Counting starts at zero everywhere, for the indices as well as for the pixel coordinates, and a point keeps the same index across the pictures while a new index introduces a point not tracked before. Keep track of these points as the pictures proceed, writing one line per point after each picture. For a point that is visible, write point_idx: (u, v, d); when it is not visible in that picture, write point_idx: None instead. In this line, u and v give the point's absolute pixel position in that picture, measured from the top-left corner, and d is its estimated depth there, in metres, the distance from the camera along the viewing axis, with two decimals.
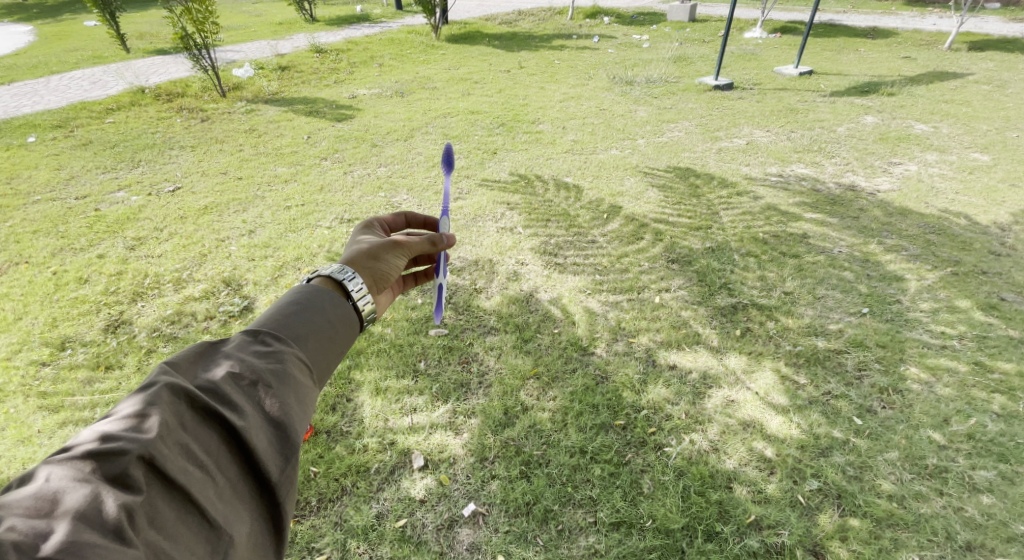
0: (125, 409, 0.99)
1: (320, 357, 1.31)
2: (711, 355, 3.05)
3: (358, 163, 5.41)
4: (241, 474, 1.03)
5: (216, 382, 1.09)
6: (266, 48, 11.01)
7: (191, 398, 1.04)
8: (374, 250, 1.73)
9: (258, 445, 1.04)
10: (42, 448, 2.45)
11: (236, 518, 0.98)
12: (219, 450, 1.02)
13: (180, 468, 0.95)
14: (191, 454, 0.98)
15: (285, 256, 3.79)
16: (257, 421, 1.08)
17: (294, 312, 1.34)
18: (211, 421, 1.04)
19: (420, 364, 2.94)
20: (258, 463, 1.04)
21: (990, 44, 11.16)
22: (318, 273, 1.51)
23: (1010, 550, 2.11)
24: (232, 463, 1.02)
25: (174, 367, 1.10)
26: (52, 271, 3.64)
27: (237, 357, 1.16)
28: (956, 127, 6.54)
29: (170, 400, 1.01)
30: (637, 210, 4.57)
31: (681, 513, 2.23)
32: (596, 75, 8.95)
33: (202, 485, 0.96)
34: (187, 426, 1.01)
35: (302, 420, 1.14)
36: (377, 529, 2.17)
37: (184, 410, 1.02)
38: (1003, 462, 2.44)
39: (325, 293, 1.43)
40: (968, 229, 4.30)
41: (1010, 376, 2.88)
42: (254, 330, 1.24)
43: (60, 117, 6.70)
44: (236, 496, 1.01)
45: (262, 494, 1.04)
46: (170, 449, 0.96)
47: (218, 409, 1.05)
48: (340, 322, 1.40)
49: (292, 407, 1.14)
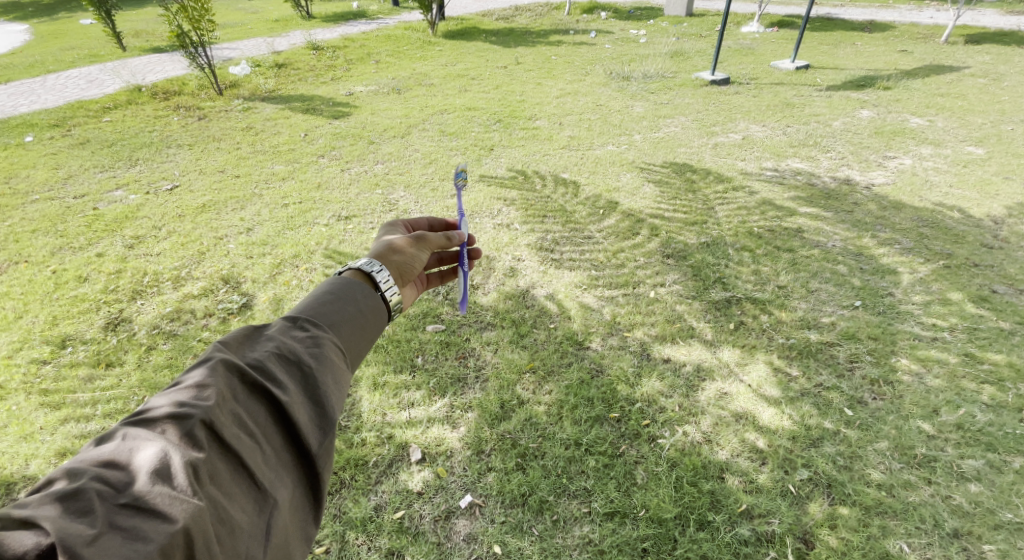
0: (184, 382, 1.03)
1: (353, 343, 1.33)
2: (705, 348, 3.09)
3: (356, 160, 5.43)
4: (284, 444, 1.05)
5: (263, 360, 1.12)
6: (262, 45, 11.01)
7: (242, 373, 1.07)
8: (397, 245, 1.77)
9: (301, 418, 1.07)
10: (44, 444, 2.48)
11: (281, 484, 1.01)
12: (267, 422, 1.04)
13: (233, 434, 0.98)
14: (242, 422, 1.01)
15: (283, 253, 3.82)
16: (300, 396, 1.10)
17: (329, 301, 1.36)
18: (260, 394, 1.06)
19: (417, 359, 2.98)
20: (300, 435, 1.06)
21: (987, 37, 11.18)
22: (349, 267, 1.53)
23: (995, 537, 2.16)
24: (278, 433, 1.05)
25: (224, 345, 1.13)
26: (51, 270, 3.67)
27: (280, 339, 1.19)
28: (951, 120, 6.58)
29: (224, 374, 1.05)
30: (634, 205, 4.60)
31: (674, 503, 2.27)
32: (593, 70, 8.95)
33: (252, 450, 0.99)
34: (239, 397, 1.04)
35: (339, 399, 1.16)
36: (375, 520, 2.21)
37: (236, 383, 1.05)
38: (991, 451, 2.49)
39: (355, 284, 1.45)
40: (962, 222, 4.34)
41: (1001, 367, 2.93)
42: (293, 316, 1.27)
43: (57, 116, 6.72)
44: (282, 464, 1.03)
45: (303, 465, 1.06)
46: (225, 416, 0.99)
47: (265, 383, 1.07)
48: (371, 312, 1.42)
49: (331, 385, 1.16)
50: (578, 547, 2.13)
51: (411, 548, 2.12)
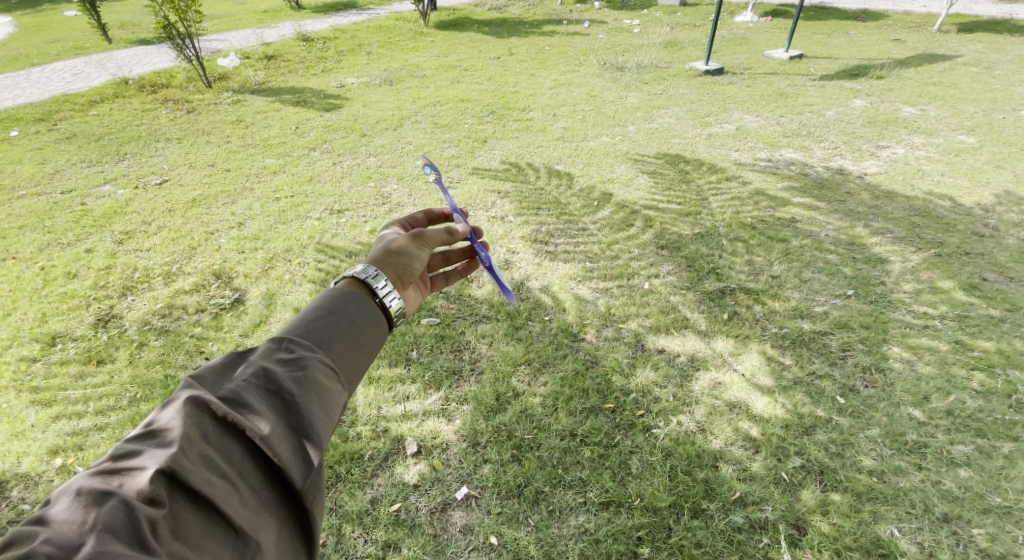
0: (153, 425, 1.02)
1: (347, 360, 1.32)
2: (699, 339, 3.10)
3: (348, 153, 5.39)
4: (265, 482, 1.03)
5: (239, 390, 1.10)
6: (251, 37, 10.85)
7: (213, 409, 1.04)
8: (395, 246, 1.78)
9: (281, 452, 1.04)
10: (36, 442, 2.46)
11: (263, 526, 0.99)
12: (242, 460, 1.02)
13: (203, 479, 0.96)
14: (213, 465, 0.98)
15: (275, 247, 3.80)
16: (281, 427, 1.08)
17: (322, 317, 1.36)
18: (234, 430, 1.04)
19: (412, 352, 2.97)
20: (282, 471, 1.03)
21: (979, 26, 11.20)
22: (346, 276, 1.55)
23: (984, 521, 2.20)
24: (256, 471, 1.02)
25: (200, 378, 1.11)
26: (40, 267, 3.63)
27: (261, 363, 1.17)
28: (943, 109, 6.59)
29: (193, 413, 1.03)
30: (628, 197, 4.59)
31: (669, 492, 2.29)
32: (587, 61, 8.88)
33: (227, 494, 0.96)
34: (210, 437, 1.01)
35: (326, 425, 1.13)
36: (371, 513, 2.22)
37: (207, 421, 1.03)
38: (981, 437, 2.51)
39: (351, 297, 1.46)
40: (953, 211, 4.36)
41: (990, 354, 2.96)
42: (279, 336, 1.26)
43: (42, 110, 6.61)
44: (261, 505, 1.00)
45: (288, 502, 1.04)
46: (193, 461, 0.97)
47: (239, 420, 1.04)
48: (366, 324, 1.42)
49: (316, 410, 1.13)
50: (573, 536, 2.15)
51: (408, 540, 2.13)
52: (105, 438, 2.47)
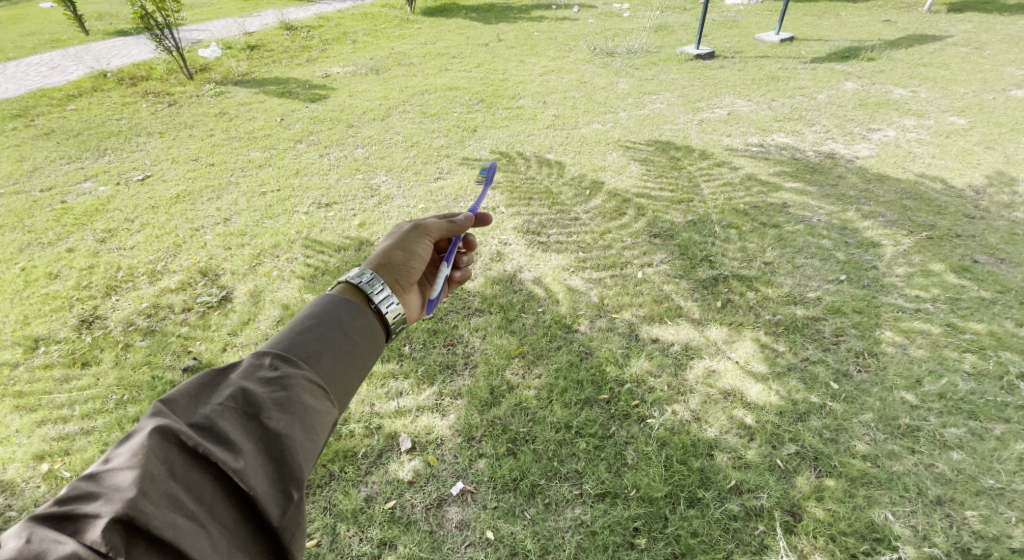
0: (116, 457, 0.97)
1: (336, 374, 1.29)
2: (693, 328, 3.09)
3: (335, 144, 5.30)
4: (238, 519, 0.99)
5: (213, 418, 1.05)
6: (233, 26, 10.64)
7: (184, 439, 1.00)
8: (392, 252, 1.78)
9: (256, 486, 1.00)
10: (20, 448, 2.43)
11: None
12: (213, 497, 0.98)
13: (168, 522, 0.91)
14: (180, 505, 0.94)
15: (262, 243, 3.74)
16: (257, 459, 1.04)
17: (311, 327, 1.32)
18: (203, 465, 0.99)
19: (404, 348, 2.94)
20: (258, 506, 0.99)
21: (969, 6, 11.16)
22: (340, 280, 1.52)
23: (978, 503, 2.21)
24: (228, 507, 0.98)
25: (173, 402, 1.06)
26: (20, 267, 3.56)
27: (241, 384, 1.13)
28: (934, 91, 6.57)
29: (162, 445, 0.98)
30: (619, 185, 4.56)
31: (664, 482, 2.29)
32: (576, 47, 8.78)
33: (194, 536, 0.92)
34: (177, 474, 0.97)
35: (308, 453, 1.10)
36: (366, 512, 2.20)
37: (175, 455, 0.98)
38: (972, 419, 2.53)
39: (344, 305, 1.43)
40: (944, 193, 4.35)
41: (981, 336, 2.97)
42: (263, 353, 1.22)
43: (19, 106, 6.47)
44: (234, 544, 0.96)
45: (264, 538, 1.00)
46: (157, 503, 0.92)
47: (213, 451, 1.01)
48: (359, 334, 1.39)
49: (298, 437, 1.10)
50: (570, 529, 2.15)
51: (403, 537, 2.12)
52: (92, 442, 2.44)
